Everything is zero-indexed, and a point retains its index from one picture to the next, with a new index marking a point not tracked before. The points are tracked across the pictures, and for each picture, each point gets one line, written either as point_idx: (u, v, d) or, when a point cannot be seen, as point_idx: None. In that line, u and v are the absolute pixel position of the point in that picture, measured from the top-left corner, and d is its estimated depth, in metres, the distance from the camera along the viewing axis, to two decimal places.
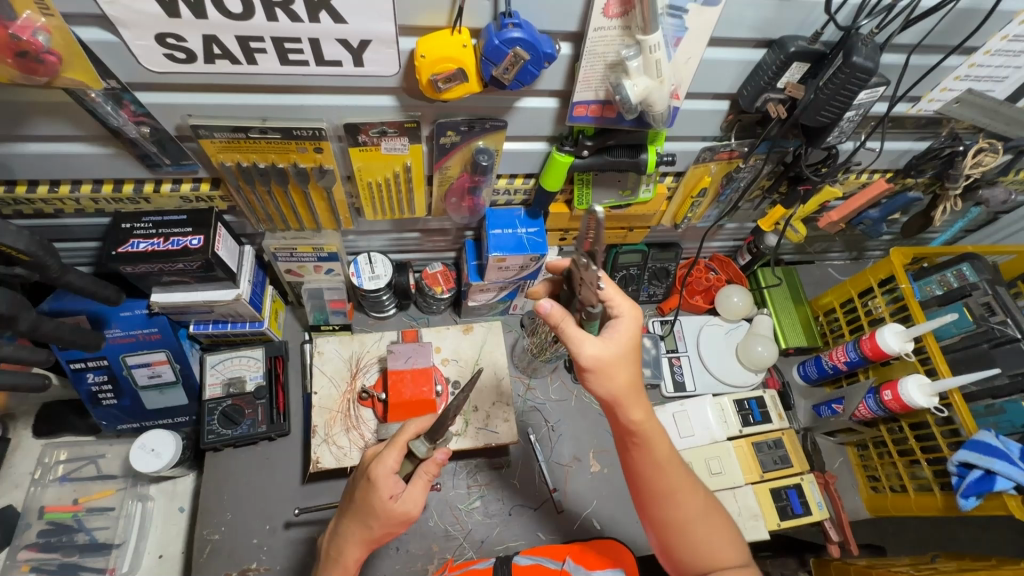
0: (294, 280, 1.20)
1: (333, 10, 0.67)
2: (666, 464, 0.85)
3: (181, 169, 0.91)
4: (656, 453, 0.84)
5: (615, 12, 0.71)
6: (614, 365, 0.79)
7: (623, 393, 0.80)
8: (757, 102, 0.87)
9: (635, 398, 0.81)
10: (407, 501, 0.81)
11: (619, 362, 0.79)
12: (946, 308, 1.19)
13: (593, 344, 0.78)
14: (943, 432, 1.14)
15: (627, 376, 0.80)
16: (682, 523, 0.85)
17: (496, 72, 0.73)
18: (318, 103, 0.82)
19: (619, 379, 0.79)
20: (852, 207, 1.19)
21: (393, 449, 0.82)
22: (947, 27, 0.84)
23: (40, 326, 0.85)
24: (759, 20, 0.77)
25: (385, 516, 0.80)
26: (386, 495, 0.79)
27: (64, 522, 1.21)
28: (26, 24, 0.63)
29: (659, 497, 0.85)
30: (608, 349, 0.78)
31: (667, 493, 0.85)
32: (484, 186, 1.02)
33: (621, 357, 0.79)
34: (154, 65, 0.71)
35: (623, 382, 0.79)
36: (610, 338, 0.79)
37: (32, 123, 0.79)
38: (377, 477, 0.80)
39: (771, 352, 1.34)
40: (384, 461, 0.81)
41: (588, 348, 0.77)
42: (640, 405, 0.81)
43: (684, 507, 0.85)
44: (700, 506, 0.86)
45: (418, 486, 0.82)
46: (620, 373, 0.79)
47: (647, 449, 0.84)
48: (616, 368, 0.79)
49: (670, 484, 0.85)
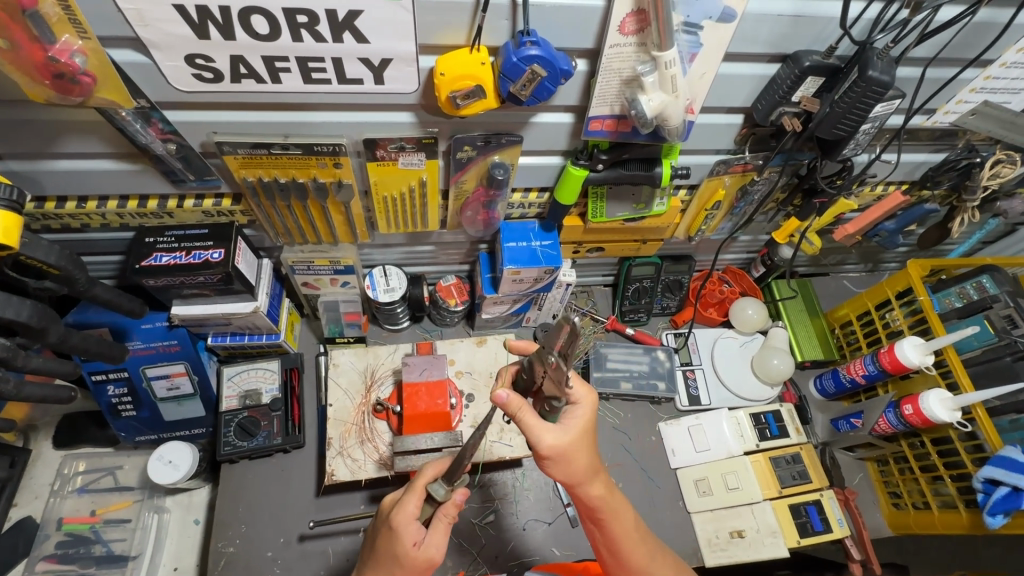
0: (310, 293, 1.21)
1: (356, 30, 0.69)
2: (633, 540, 0.85)
3: (204, 185, 0.94)
4: (621, 531, 0.84)
5: (631, 30, 0.73)
6: (571, 451, 0.78)
7: (588, 471, 0.80)
8: (772, 116, 0.88)
9: (597, 475, 0.82)
10: (430, 546, 0.80)
11: (581, 444, 0.79)
12: (966, 321, 1.17)
13: (552, 433, 0.77)
14: (967, 447, 1.12)
15: (591, 455, 0.80)
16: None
17: (514, 88, 0.74)
18: (339, 121, 0.84)
19: (579, 463, 0.79)
20: (874, 215, 1.18)
21: (412, 494, 0.81)
22: (962, 41, 0.84)
23: (68, 338, 0.87)
24: (773, 35, 0.77)
25: (409, 564, 0.79)
26: (408, 543, 0.78)
27: (81, 534, 1.22)
28: (64, 47, 0.65)
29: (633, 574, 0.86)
30: (568, 438, 0.78)
31: (637, 571, 0.85)
32: (500, 200, 1.04)
33: (579, 441, 0.79)
34: (183, 85, 0.73)
35: (584, 464, 0.80)
36: (570, 426, 0.79)
37: (64, 141, 0.81)
38: (398, 525, 0.79)
39: (787, 365, 1.33)
40: (404, 509, 0.79)
41: (549, 437, 0.77)
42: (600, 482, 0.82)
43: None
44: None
45: (439, 529, 0.81)
46: (582, 455, 0.79)
47: (611, 527, 0.84)
48: (573, 453, 0.79)
49: (644, 554, 0.85)
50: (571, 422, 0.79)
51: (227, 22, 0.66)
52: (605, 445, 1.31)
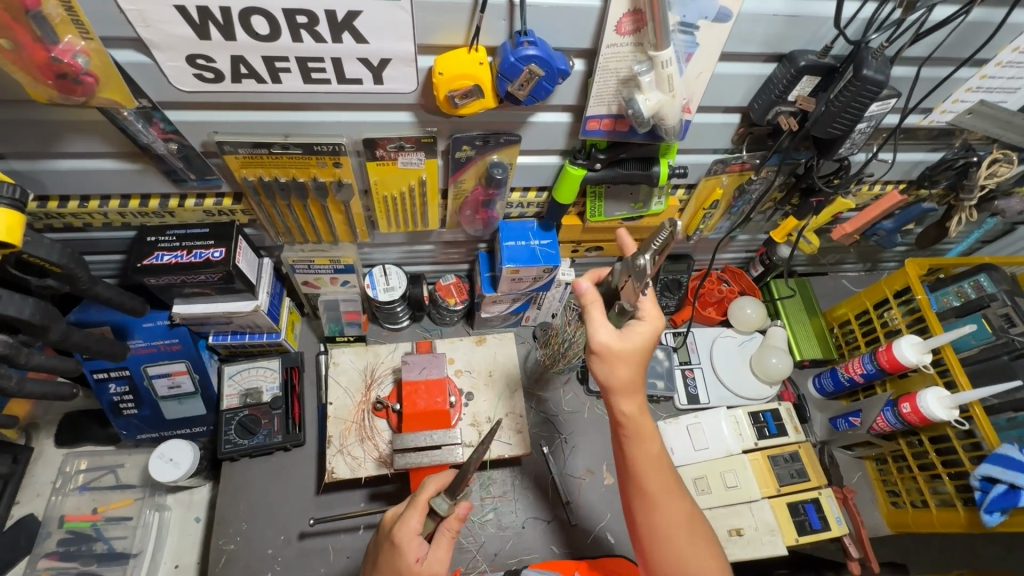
0: (310, 292, 1.22)
1: (355, 30, 0.70)
2: (651, 467, 0.86)
3: (205, 184, 0.94)
4: (647, 451, 0.87)
5: (627, 30, 0.73)
6: (615, 356, 0.83)
7: (632, 383, 0.84)
8: (768, 115, 0.88)
9: (636, 389, 0.85)
10: (433, 560, 0.81)
11: (635, 351, 0.83)
12: (964, 320, 1.18)
13: (607, 330, 0.83)
14: (964, 446, 1.13)
15: (636, 368, 0.84)
16: (663, 521, 0.86)
17: (511, 88, 0.75)
18: (338, 121, 0.85)
19: (625, 370, 0.84)
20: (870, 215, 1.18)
21: (415, 510, 0.82)
22: (957, 40, 0.85)
23: (70, 335, 0.88)
24: (769, 35, 0.78)
25: None
26: (412, 559, 0.79)
27: (83, 531, 1.23)
28: (67, 48, 0.66)
29: (643, 496, 0.87)
30: (617, 338, 0.83)
31: (652, 493, 0.87)
32: (498, 200, 1.04)
33: (635, 351, 0.83)
34: (184, 85, 0.74)
35: (625, 377, 0.84)
36: (624, 331, 0.84)
37: (66, 140, 0.82)
38: (401, 542, 0.80)
39: (785, 364, 1.33)
40: (407, 524, 0.81)
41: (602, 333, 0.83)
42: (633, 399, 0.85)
43: (667, 508, 0.86)
44: (679, 511, 0.87)
45: (442, 544, 0.82)
46: (629, 368, 0.84)
47: (637, 446, 0.86)
48: (619, 361, 0.83)
49: (662, 478, 0.87)
50: (630, 329, 0.83)
51: (227, 23, 0.67)
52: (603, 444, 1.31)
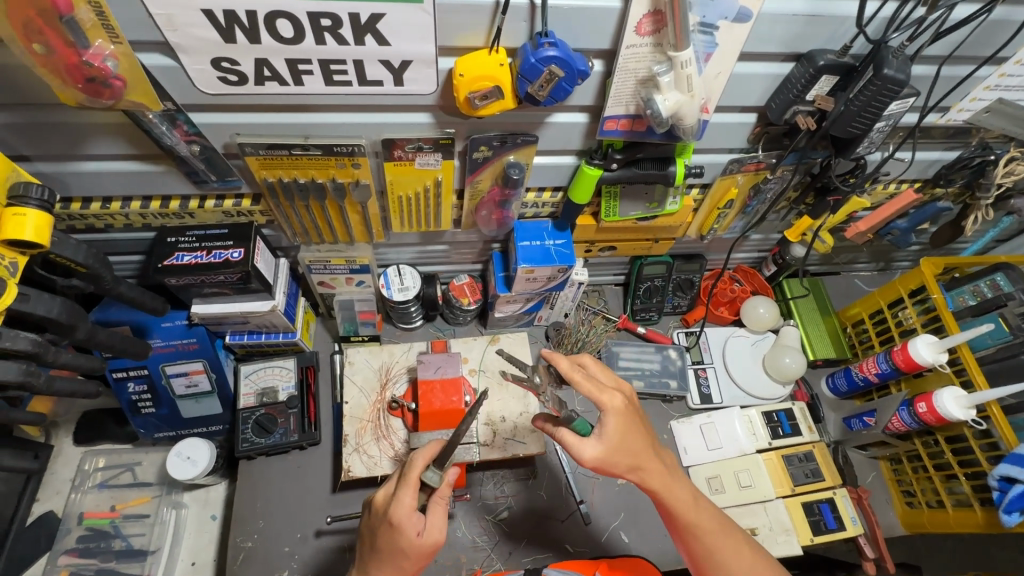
0: (326, 292, 1.23)
1: (378, 32, 0.70)
2: (695, 511, 0.86)
3: (225, 185, 0.95)
4: (689, 512, 0.86)
5: (647, 30, 0.74)
6: (618, 449, 0.79)
7: (641, 456, 0.81)
8: (786, 114, 0.88)
9: (652, 454, 0.82)
10: (433, 529, 0.82)
11: (627, 434, 0.80)
12: (981, 319, 1.17)
13: (591, 444, 0.79)
14: (981, 445, 1.12)
15: (638, 437, 0.81)
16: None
17: (531, 89, 0.76)
18: (358, 121, 0.85)
19: (630, 450, 0.80)
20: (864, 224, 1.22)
21: (408, 487, 0.81)
22: (977, 39, 0.84)
23: (94, 335, 0.89)
24: (788, 35, 0.78)
25: (415, 553, 0.80)
26: (413, 534, 0.79)
27: (101, 528, 1.25)
28: (97, 52, 0.67)
29: (710, 556, 0.87)
30: (608, 443, 0.79)
31: (712, 548, 0.86)
32: (514, 200, 1.05)
33: (620, 443, 0.79)
34: (208, 88, 0.75)
35: (637, 447, 0.80)
36: (604, 436, 0.79)
37: (92, 143, 0.83)
38: (399, 521, 0.79)
39: (799, 364, 1.33)
40: (402, 502, 0.79)
41: (589, 449, 0.79)
42: (654, 459, 0.83)
43: (737, 560, 0.86)
44: (748, 559, 0.86)
45: (437, 512, 0.83)
46: (630, 442, 0.80)
47: (681, 509, 0.85)
48: (621, 450, 0.79)
49: (716, 527, 0.87)
50: (607, 433, 0.78)
51: (253, 26, 0.68)
52: None
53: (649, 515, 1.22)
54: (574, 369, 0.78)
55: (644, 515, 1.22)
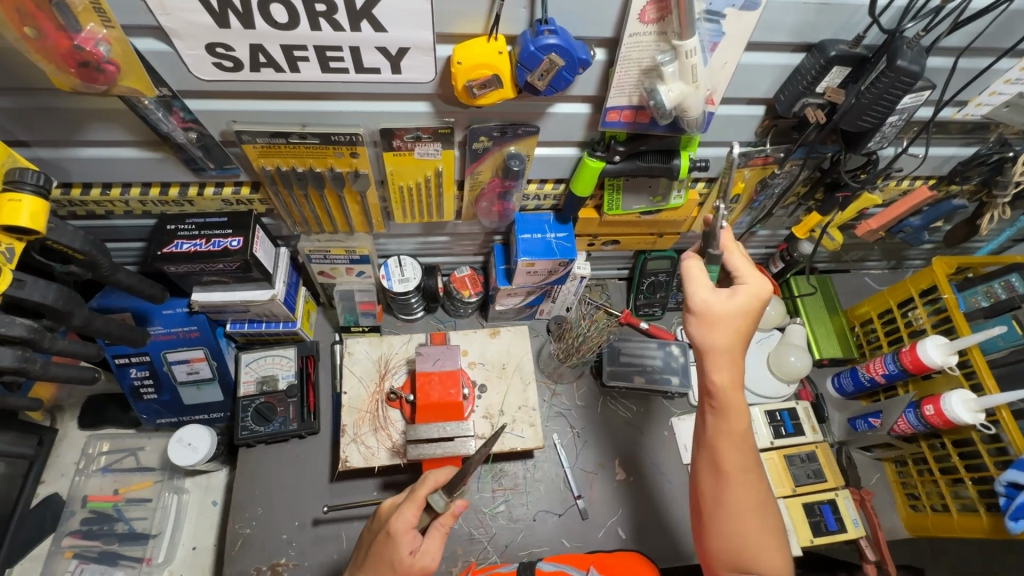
0: (326, 282, 1.23)
1: (374, 18, 0.69)
2: (735, 439, 0.83)
3: (224, 173, 0.95)
4: (736, 430, 0.82)
5: (651, 18, 0.71)
6: (715, 352, 0.82)
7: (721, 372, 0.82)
8: (794, 107, 0.85)
9: (724, 359, 0.82)
10: (426, 554, 0.80)
11: (726, 319, 0.81)
12: (992, 321, 1.15)
13: (699, 292, 0.83)
14: (989, 450, 1.09)
15: (732, 334, 0.81)
16: (739, 505, 0.81)
17: (531, 78, 0.73)
18: (354, 109, 0.84)
19: (724, 356, 0.82)
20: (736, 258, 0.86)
21: (412, 503, 0.80)
22: (997, 30, 0.81)
23: (92, 322, 0.90)
24: (798, 24, 0.75)
25: (404, 573, 0.79)
26: (406, 551, 0.78)
27: (105, 511, 1.28)
28: (89, 36, 0.66)
29: (710, 478, 0.84)
30: (693, 345, 0.83)
31: (721, 472, 0.83)
32: (515, 191, 1.03)
33: (714, 347, 0.82)
34: (204, 73, 0.74)
35: (728, 363, 0.81)
36: (732, 295, 0.82)
37: (89, 129, 0.83)
38: (396, 533, 0.78)
39: (804, 363, 1.31)
40: (403, 516, 0.79)
41: (669, 345, 0.83)
42: (725, 379, 0.82)
43: (734, 496, 0.82)
44: (754, 492, 0.82)
45: (435, 538, 0.82)
46: (716, 354, 0.82)
47: (727, 419, 0.83)
48: (717, 356, 0.82)
49: (739, 466, 0.82)
50: (698, 338, 0.83)
51: (247, 11, 0.67)
52: (616, 440, 1.28)
53: (647, 512, 1.21)
54: (698, 279, 0.83)
55: (642, 512, 1.21)
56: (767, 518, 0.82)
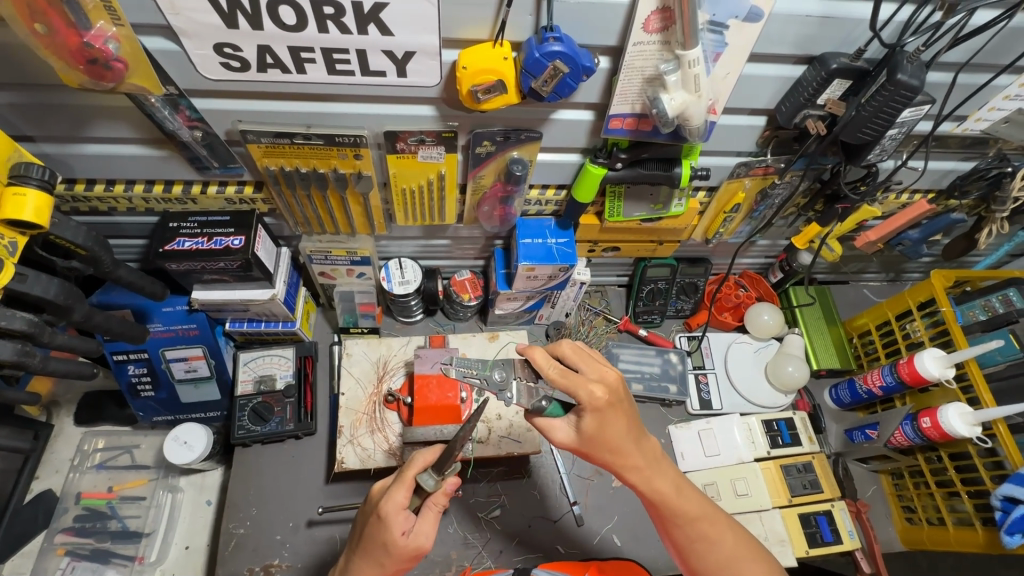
0: (326, 282, 1.23)
1: (381, 22, 0.69)
2: (678, 497, 0.84)
3: (228, 172, 0.95)
4: (674, 502, 0.84)
5: (655, 28, 0.72)
6: (602, 433, 0.79)
7: (622, 445, 0.80)
8: (795, 118, 0.86)
9: (628, 447, 0.81)
10: (420, 534, 0.80)
11: (595, 436, 0.80)
12: (990, 334, 1.15)
13: (563, 430, 0.82)
14: (986, 464, 1.10)
15: (616, 432, 0.79)
16: (725, 564, 0.84)
17: (535, 84, 0.74)
18: (360, 112, 0.85)
19: (607, 434, 0.79)
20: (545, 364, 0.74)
21: (402, 485, 0.80)
22: (996, 47, 0.82)
23: (93, 317, 0.90)
24: (799, 37, 0.76)
25: (397, 553, 0.79)
26: (398, 532, 0.78)
27: (99, 509, 1.27)
28: (99, 34, 0.67)
29: (693, 545, 0.85)
30: (581, 433, 0.80)
31: (698, 538, 0.85)
32: (518, 196, 1.04)
33: (594, 431, 0.79)
34: (210, 73, 0.75)
35: (621, 431, 0.79)
36: (579, 426, 0.79)
37: (94, 125, 0.84)
38: (386, 515, 0.78)
39: (802, 373, 1.31)
40: (393, 498, 0.79)
41: (561, 433, 0.82)
42: (637, 447, 0.82)
43: (722, 548, 0.85)
44: (732, 547, 0.85)
45: (428, 517, 0.81)
46: (609, 430, 0.78)
47: (659, 498, 0.84)
48: (604, 434, 0.79)
49: (699, 517, 0.85)
50: (583, 425, 0.78)
51: (255, 12, 0.67)
52: None
53: (643, 520, 1.20)
54: (547, 366, 0.74)
55: (639, 520, 1.21)
56: (759, 562, 0.86)
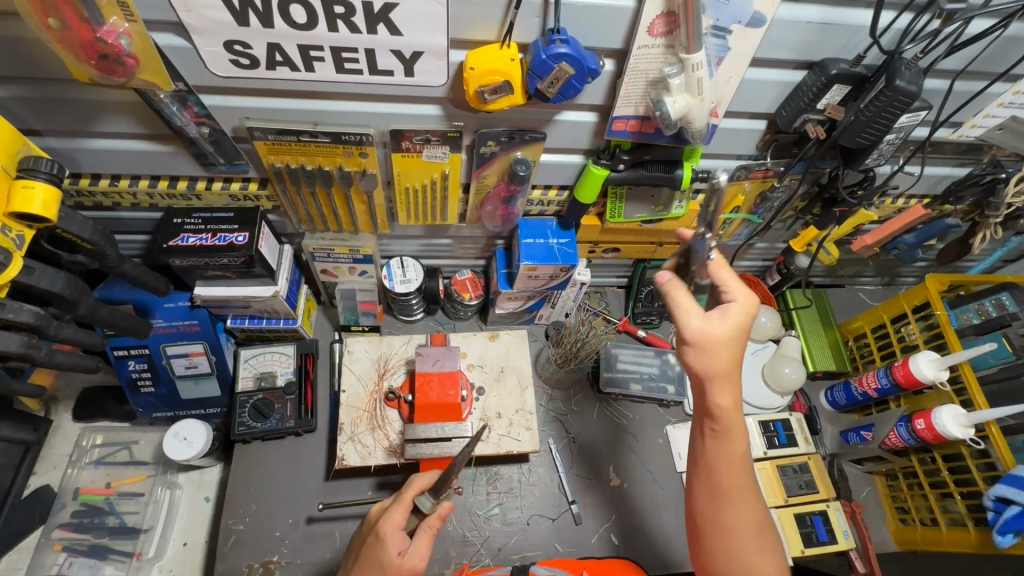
0: (328, 280, 1.24)
1: (391, 22, 0.70)
2: (741, 461, 0.80)
3: (234, 168, 0.96)
4: (734, 458, 0.80)
5: (660, 31, 0.73)
6: (715, 346, 0.77)
7: (719, 378, 0.78)
8: (795, 123, 0.88)
9: (725, 382, 0.78)
10: (414, 555, 0.80)
11: (720, 341, 0.77)
12: (984, 337, 1.17)
13: (700, 319, 0.78)
14: (978, 465, 1.11)
15: (723, 360, 0.77)
16: (728, 527, 0.80)
17: (541, 85, 0.75)
18: (366, 111, 0.86)
19: (718, 360, 0.77)
20: (724, 273, 0.81)
21: (400, 506, 0.82)
22: (992, 55, 0.84)
23: (97, 311, 0.90)
24: (801, 42, 0.78)
25: (392, 574, 0.78)
26: (394, 552, 0.78)
27: (97, 504, 1.26)
28: (111, 29, 0.67)
29: (716, 499, 0.81)
30: (703, 334, 0.77)
31: (727, 494, 0.80)
32: (519, 196, 1.05)
33: (724, 342, 0.77)
34: (220, 70, 0.76)
35: (725, 365, 0.77)
36: (723, 320, 0.78)
37: (101, 120, 0.84)
38: (384, 534, 0.79)
39: (798, 375, 1.33)
40: (391, 517, 0.80)
41: (694, 321, 0.78)
42: (728, 397, 0.78)
43: (739, 517, 0.80)
44: (754, 520, 0.80)
45: (422, 540, 0.81)
46: (724, 352, 0.77)
47: (723, 448, 0.80)
48: (716, 352, 0.77)
49: (740, 486, 0.80)
50: (718, 325, 0.77)
51: (267, 11, 0.68)
52: (611, 446, 1.29)
53: (641, 519, 1.21)
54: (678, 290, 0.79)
55: (637, 519, 1.22)
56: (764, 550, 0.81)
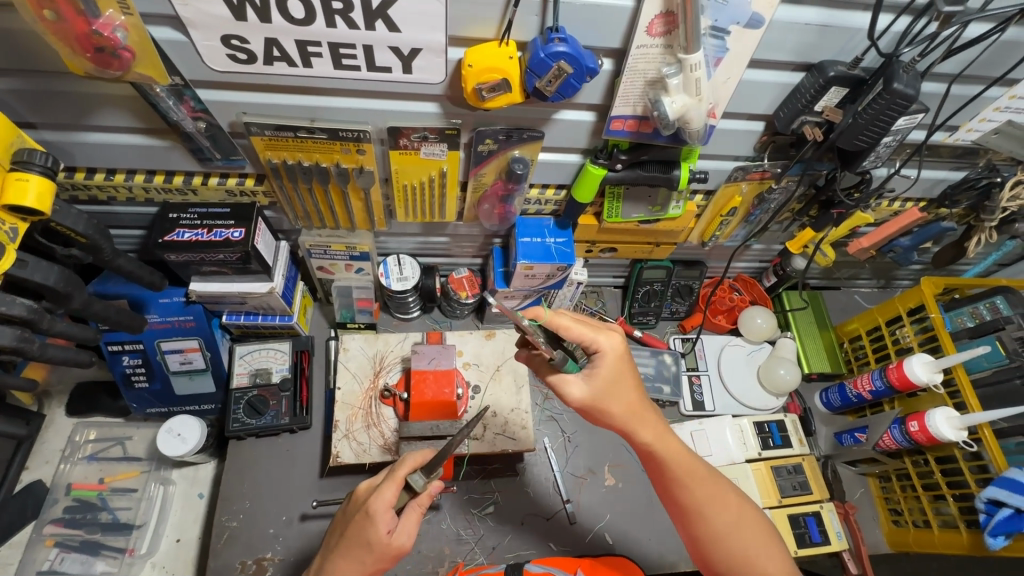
0: (324, 278, 1.23)
1: (389, 19, 0.70)
2: (693, 474, 0.85)
3: (230, 164, 0.95)
4: (682, 475, 0.84)
5: (658, 31, 0.73)
6: (613, 387, 0.82)
7: (634, 410, 0.83)
8: (793, 124, 0.88)
9: (639, 420, 0.83)
10: (402, 533, 0.80)
11: (606, 395, 0.82)
12: (978, 341, 1.17)
13: (576, 388, 0.82)
14: (971, 468, 1.12)
15: (627, 396, 0.82)
16: (720, 536, 0.83)
17: (539, 84, 0.75)
18: (364, 107, 0.85)
19: (617, 404, 0.82)
20: (572, 329, 0.80)
21: (391, 483, 0.80)
22: (988, 59, 0.84)
23: (91, 305, 0.89)
24: (799, 44, 0.78)
25: (380, 551, 0.79)
26: (384, 530, 0.78)
27: (89, 500, 1.26)
28: (107, 22, 0.67)
29: (693, 516, 0.85)
30: (594, 387, 0.81)
31: (698, 509, 0.84)
32: (517, 194, 1.05)
33: (607, 387, 0.81)
34: (216, 64, 0.75)
35: (633, 398, 0.83)
36: (594, 376, 0.81)
37: (97, 114, 0.84)
38: (374, 512, 0.78)
39: (793, 376, 1.33)
40: (382, 495, 0.79)
41: (576, 388, 0.82)
42: (649, 426, 0.84)
43: (721, 521, 0.83)
44: (736, 517, 0.84)
45: (410, 518, 0.81)
46: (622, 389, 0.82)
47: (668, 467, 0.84)
48: (617, 388, 0.82)
49: (706, 495, 0.84)
50: (595, 377, 0.81)
51: (264, 6, 0.68)
52: (605, 446, 1.29)
53: (635, 519, 1.22)
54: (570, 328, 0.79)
55: (631, 519, 1.22)
56: (764, 540, 0.83)
